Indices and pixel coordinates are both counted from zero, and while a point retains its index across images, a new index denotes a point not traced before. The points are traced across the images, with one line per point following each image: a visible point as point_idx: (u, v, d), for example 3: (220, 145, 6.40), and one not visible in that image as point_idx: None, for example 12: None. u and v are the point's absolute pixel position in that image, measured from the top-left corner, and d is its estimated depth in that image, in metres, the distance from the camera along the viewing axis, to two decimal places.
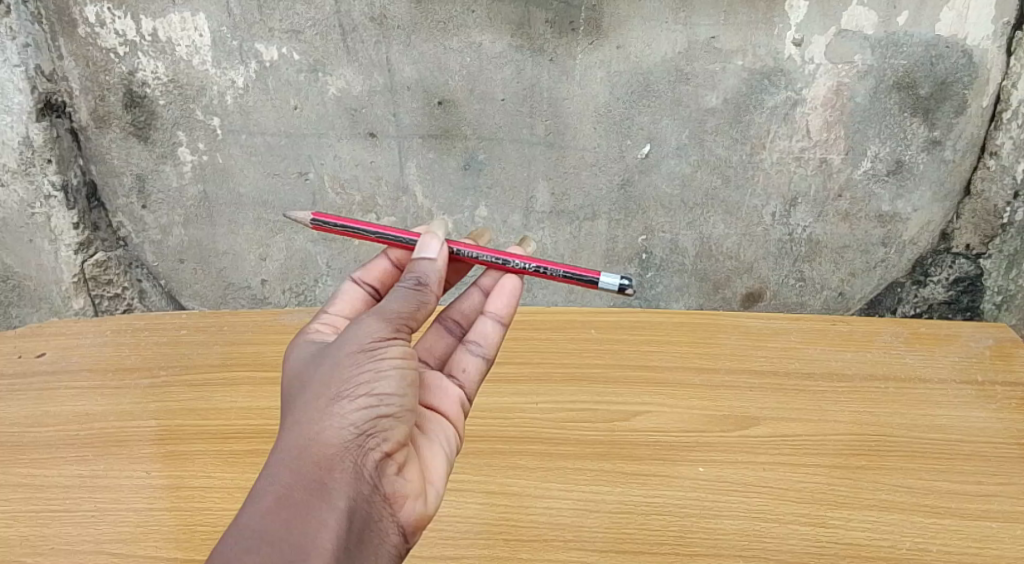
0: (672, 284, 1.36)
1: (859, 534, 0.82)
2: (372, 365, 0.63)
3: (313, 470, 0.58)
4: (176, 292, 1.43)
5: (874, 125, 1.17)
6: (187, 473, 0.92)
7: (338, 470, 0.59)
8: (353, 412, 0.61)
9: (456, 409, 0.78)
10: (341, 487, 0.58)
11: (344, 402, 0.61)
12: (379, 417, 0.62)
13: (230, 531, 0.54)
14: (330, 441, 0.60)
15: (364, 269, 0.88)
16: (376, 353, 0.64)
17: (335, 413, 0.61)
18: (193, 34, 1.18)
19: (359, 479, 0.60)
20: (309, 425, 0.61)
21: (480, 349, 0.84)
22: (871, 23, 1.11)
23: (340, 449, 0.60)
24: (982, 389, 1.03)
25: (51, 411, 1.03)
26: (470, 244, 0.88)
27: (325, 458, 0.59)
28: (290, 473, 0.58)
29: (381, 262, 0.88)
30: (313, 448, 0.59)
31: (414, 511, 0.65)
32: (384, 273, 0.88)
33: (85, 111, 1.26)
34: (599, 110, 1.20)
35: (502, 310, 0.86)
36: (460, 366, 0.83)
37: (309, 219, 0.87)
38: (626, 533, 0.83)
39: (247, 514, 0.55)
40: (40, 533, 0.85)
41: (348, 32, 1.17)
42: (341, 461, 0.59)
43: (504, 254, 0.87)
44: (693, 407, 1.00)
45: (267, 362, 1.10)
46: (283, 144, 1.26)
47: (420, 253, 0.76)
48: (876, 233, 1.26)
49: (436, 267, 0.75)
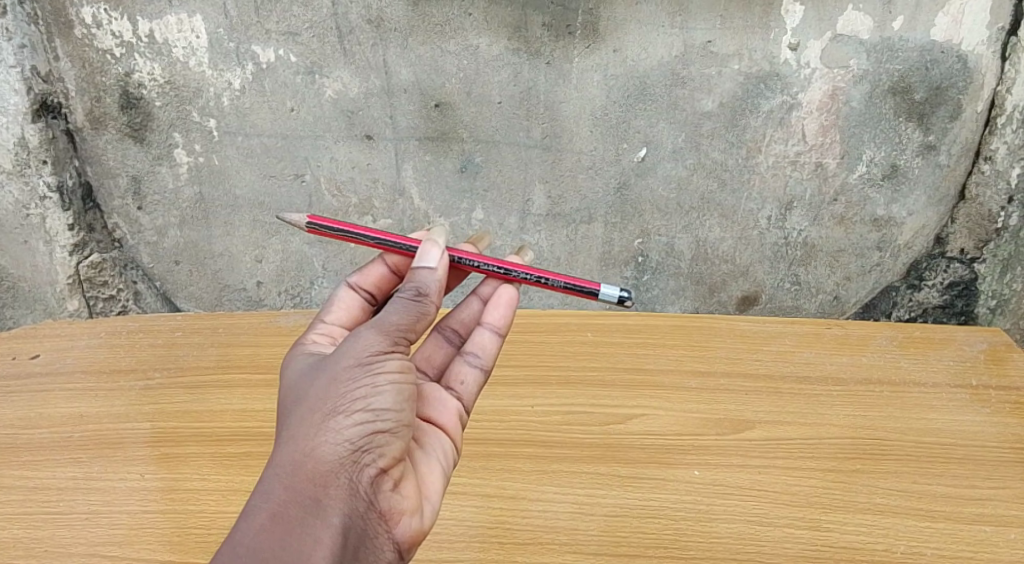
0: (668, 287, 1.36)
1: (854, 538, 0.82)
2: (368, 380, 0.63)
3: (308, 488, 0.58)
4: (171, 293, 1.42)
5: (869, 130, 1.18)
6: (182, 475, 0.92)
7: (332, 487, 0.59)
8: (349, 428, 0.61)
9: (454, 421, 0.78)
10: (336, 504, 0.58)
11: (340, 418, 0.61)
12: (375, 432, 0.62)
13: (223, 549, 0.54)
14: (325, 457, 0.60)
15: (360, 274, 0.87)
16: (372, 367, 0.64)
17: (331, 429, 0.61)
18: (190, 35, 1.18)
19: (354, 497, 0.60)
20: (305, 440, 0.60)
21: (478, 360, 0.84)
22: (866, 27, 1.11)
23: (336, 465, 0.60)
24: (976, 393, 1.03)
25: (45, 413, 1.03)
26: (471, 253, 0.88)
27: (320, 475, 0.59)
28: (283, 489, 0.58)
29: (377, 268, 0.88)
30: (307, 464, 0.59)
31: (410, 528, 0.65)
32: (380, 278, 0.88)
33: (81, 112, 1.25)
34: (596, 113, 1.20)
35: (499, 321, 0.86)
36: (458, 378, 0.82)
37: (303, 221, 0.87)
38: (622, 536, 0.83)
39: (240, 532, 0.55)
40: (35, 535, 0.85)
41: (344, 34, 1.17)
42: (336, 478, 0.59)
43: (506, 263, 0.88)
44: (688, 410, 1.00)
45: (263, 364, 1.10)
46: (280, 146, 1.26)
47: (420, 261, 0.76)
48: (871, 237, 1.27)
49: (437, 275, 0.75)
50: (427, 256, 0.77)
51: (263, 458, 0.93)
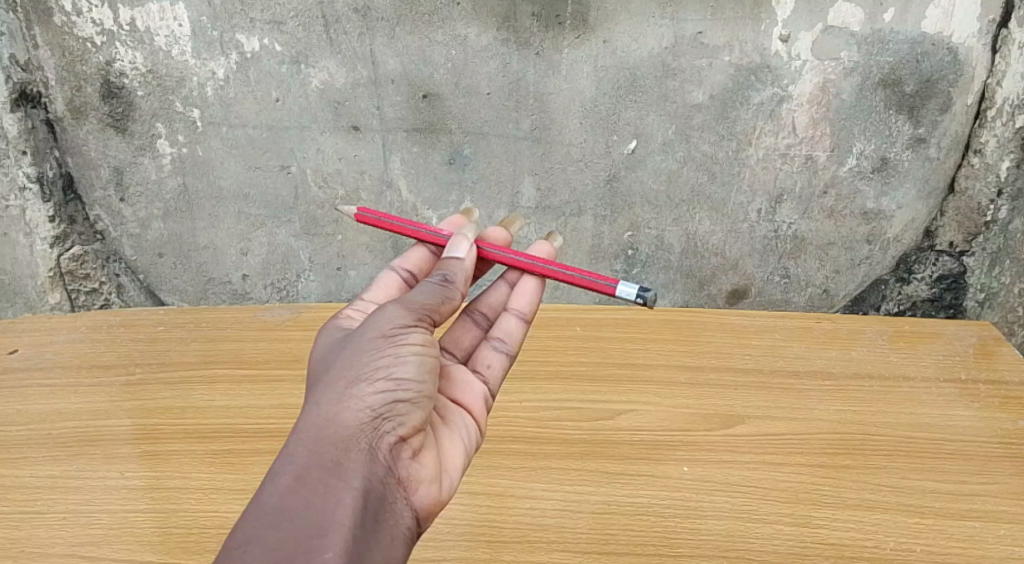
0: (658, 279, 1.35)
1: (843, 534, 0.81)
2: (391, 351, 0.63)
3: (331, 451, 0.57)
4: (155, 286, 1.40)
5: (860, 122, 1.17)
6: (163, 473, 0.90)
7: (355, 450, 0.58)
8: (371, 395, 0.61)
9: (479, 403, 0.77)
10: (357, 467, 0.57)
11: (363, 386, 0.61)
12: (396, 401, 0.62)
13: (248, 510, 0.53)
14: (347, 423, 0.59)
15: (401, 258, 0.89)
16: (395, 339, 0.64)
17: (354, 396, 0.60)
18: (172, 24, 1.16)
19: (375, 460, 0.59)
20: (328, 407, 0.60)
21: (504, 346, 0.83)
22: (857, 19, 1.10)
23: (356, 431, 0.59)
24: (966, 388, 1.03)
25: (23, 410, 1.01)
26: (496, 245, 0.88)
27: (342, 439, 0.58)
28: (307, 451, 0.57)
29: (418, 251, 0.90)
30: (330, 429, 0.58)
31: (428, 496, 0.64)
32: (421, 260, 0.89)
33: (61, 102, 1.23)
34: (586, 105, 1.19)
35: (525, 308, 0.86)
36: (484, 363, 0.81)
37: (355, 212, 0.91)
38: (608, 534, 0.82)
39: (265, 493, 0.54)
40: (11, 536, 0.83)
41: (330, 23, 1.15)
42: (358, 442, 0.58)
43: (527, 260, 0.86)
44: (678, 405, 0.99)
45: (248, 359, 1.09)
46: (264, 136, 1.24)
47: (450, 252, 0.78)
48: (861, 230, 1.26)
49: (464, 266, 0.77)
50: (456, 249, 0.78)
51: (246, 455, 0.92)
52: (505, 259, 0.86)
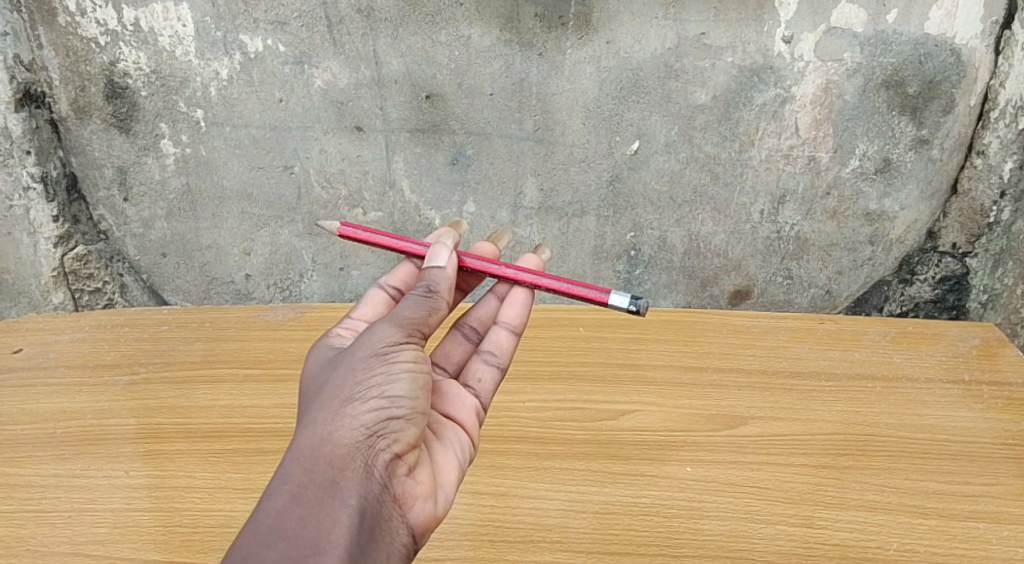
0: (660, 281, 1.35)
1: (847, 534, 0.81)
2: (384, 368, 0.63)
3: (326, 470, 0.57)
4: (159, 287, 1.40)
5: (863, 123, 1.17)
6: (167, 472, 0.90)
7: (350, 468, 0.58)
8: (365, 413, 0.61)
9: (472, 417, 0.77)
10: (352, 486, 0.57)
11: (356, 405, 0.61)
12: (389, 418, 0.62)
13: (245, 530, 0.53)
14: (341, 441, 0.59)
15: (389, 273, 0.89)
16: (388, 356, 0.64)
17: (348, 414, 0.60)
18: (176, 24, 1.16)
19: (370, 478, 0.59)
20: (322, 425, 0.60)
21: (494, 358, 0.83)
22: (860, 20, 1.10)
23: (351, 449, 0.59)
24: (969, 389, 1.03)
25: (28, 409, 1.01)
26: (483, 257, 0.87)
27: (338, 457, 0.58)
28: (302, 471, 0.57)
29: (405, 266, 0.90)
30: (325, 447, 0.58)
31: (424, 513, 0.64)
32: (408, 275, 0.89)
33: (65, 101, 1.23)
34: (588, 105, 1.19)
35: (515, 319, 0.85)
36: (475, 376, 0.82)
37: (336, 228, 0.90)
38: (612, 534, 0.82)
39: (261, 513, 0.54)
40: (16, 534, 0.83)
41: (334, 24, 1.15)
42: (353, 461, 0.58)
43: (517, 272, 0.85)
44: (681, 405, 0.99)
45: (251, 358, 1.09)
46: (268, 136, 1.24)
47: (431, 261, 0.78)
48: (864, 231, 1.26)
49: (447, 274, 0.76)
50: (437, 258, 0.78)
51: (250, 454, 0.92)
52: (493, 271, 0.85)
